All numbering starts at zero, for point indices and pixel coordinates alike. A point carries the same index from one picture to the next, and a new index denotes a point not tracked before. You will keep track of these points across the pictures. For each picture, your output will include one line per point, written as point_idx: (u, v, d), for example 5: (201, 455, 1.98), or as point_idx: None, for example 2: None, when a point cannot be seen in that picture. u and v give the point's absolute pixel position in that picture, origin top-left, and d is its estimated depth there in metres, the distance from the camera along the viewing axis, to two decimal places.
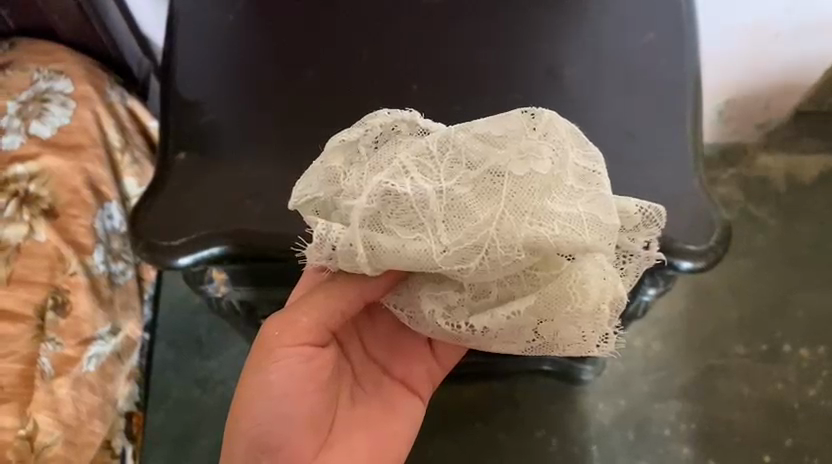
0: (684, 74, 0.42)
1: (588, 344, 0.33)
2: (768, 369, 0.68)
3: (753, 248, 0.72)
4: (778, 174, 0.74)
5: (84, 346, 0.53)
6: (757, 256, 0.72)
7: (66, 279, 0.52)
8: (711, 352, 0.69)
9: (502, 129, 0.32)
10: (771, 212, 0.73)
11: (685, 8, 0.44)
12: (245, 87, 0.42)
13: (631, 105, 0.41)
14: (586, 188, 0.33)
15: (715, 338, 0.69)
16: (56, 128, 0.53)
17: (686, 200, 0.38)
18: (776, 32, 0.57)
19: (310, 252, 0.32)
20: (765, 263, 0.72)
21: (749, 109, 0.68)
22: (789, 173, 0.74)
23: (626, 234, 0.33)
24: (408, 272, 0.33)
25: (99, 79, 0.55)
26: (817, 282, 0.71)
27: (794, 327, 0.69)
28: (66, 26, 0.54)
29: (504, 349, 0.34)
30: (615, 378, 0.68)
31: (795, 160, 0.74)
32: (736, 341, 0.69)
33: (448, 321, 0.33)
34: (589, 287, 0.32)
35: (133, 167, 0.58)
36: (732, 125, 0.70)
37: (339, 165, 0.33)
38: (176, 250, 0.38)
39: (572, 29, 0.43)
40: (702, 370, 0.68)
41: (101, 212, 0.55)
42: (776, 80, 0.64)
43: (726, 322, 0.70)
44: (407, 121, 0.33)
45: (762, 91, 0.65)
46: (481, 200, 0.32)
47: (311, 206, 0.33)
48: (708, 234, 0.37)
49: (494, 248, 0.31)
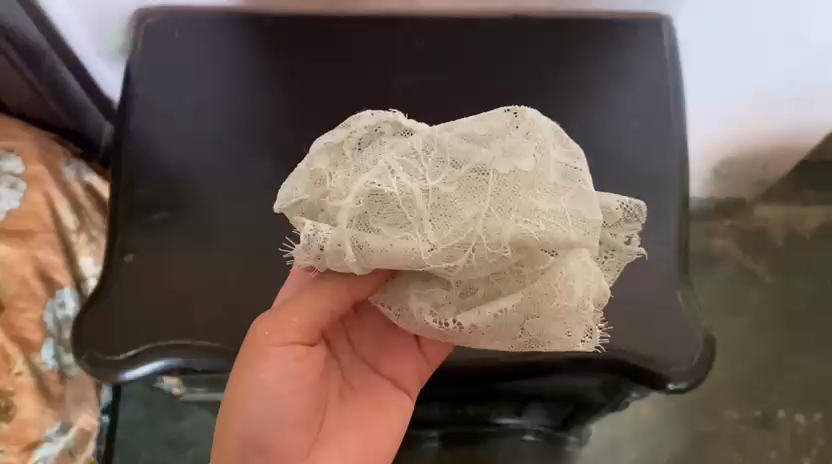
0: (670, 167, 0.49)
1: (573, 339, 0.34)
2: (763, 434, 0.78)
3: (748, 306, 0.83)
4: (775, 225, 0.86)
5: (29, 451, 0.57)
6: (749, 314, 0.83)
7: (12, 378, 0.55)
8: (703, 420, 0.78)
9: (486, 128, 0.33)
10: (769, 269, 0.84)
11: (673, 95, 0.51)
12: (230, 177, 0.48)
13: (627, 181, 0.48)
14: (569, 186, 0.34)
15: (710, 402, 0.79)
16: (5, 211, 0.55)
17: (673, 315, 0.44)
18: (773, 117, 0.65)
19: (298, 252, 0.32)
20: (758, 320, 0.82)
21: (748, 168, 0.75)
22: (788, 226, 0.86)
23: (608, 230, 0.35)
24: (396, 270, 0.32)
25: (55, 159, 0.59)
26: (814, 346, 0.81)
27: (786, 396, 0.79)
28: (19, 100, 0.60)
29: (491, 346, 0.34)
30: (604, 439, 0.77)
31: (798, 211, 0.86)
32: (730, 408, 0.79)
33: (436, 319, 0.33)
34: (574, 282, 0.33)
35: (90, 247, 0.61)
36: (726, 182, 0.79)
37: (325, 166, 0.33)
38: (121, 363, 0.43)
39: (587, 115, 0.50)
40: (692, 437, 0.77)
41: (52, 302, 0.58)
42: (777, 143, 0.70)
43: (722, 380, 0.80)
44: (392, 122, 0.34)
45: (763, 151, 0.71)
46: (467, 198, 0.32)
47: (298, 208, 0.32)
48: (692, 354, 0.43)
49: (481, 244, 0.31)
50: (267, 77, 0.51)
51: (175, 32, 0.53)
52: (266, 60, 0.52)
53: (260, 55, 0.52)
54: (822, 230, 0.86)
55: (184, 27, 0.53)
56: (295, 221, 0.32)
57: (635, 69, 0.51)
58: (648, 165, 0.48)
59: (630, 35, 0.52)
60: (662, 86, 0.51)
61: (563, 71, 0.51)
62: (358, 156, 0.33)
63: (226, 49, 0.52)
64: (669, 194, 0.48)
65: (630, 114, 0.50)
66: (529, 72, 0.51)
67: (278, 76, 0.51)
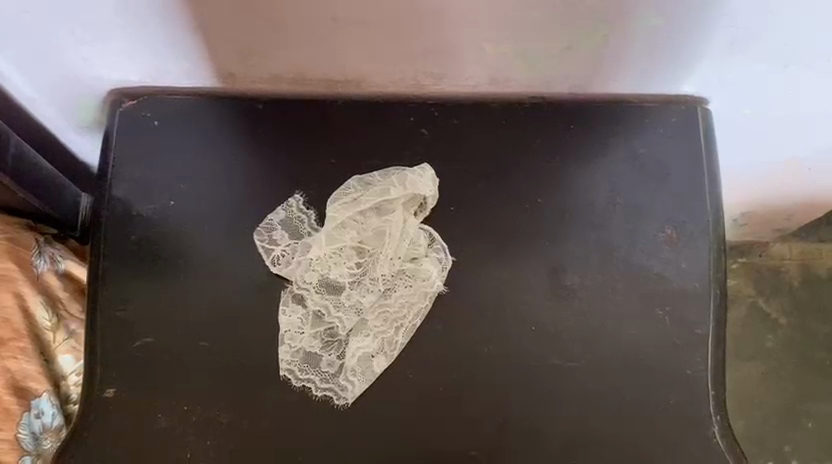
0: (667, 279, 0.65)
1: (282, 304, 0.63)
2: None
3: (776, 339, 1.13)
4: (791, 266, 1.15)
5: None
6: (779, 349, 1.13)
7: None
8: (769, 450, 1.09)
9: (432, 277, 0.64)
10: (788, 309, 1.14)
11: (713, 215, 0.66)
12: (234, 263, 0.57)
13: (619, 285, 0.64)
14: (368, 288, 0.64)
15: (753, 432, 1.10)
16: None
17: None
18: (800, 169, 0.83)
19: (355, 184, 0.66)
20: (782, 360, 1.12)
21: (767, 212, 0.97)
22: (812, 265, 1.14)
23: (389, 276, 0.64)
24: (329, 220, 0.65)
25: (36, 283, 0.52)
26: (824, 394, 1.10)
27: (804, 430, 1.09)
28: None
29: (288, 276, 0.64)
30: None
31: (814, 256, 1.14)
32: (784, 443, 1.09)
33: (274, 227, 0.65)
34: (344, 302, 0.64)
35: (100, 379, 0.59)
36: (748, 227, 1.05)
37: (394, 123, 0.68)
38: None
39: (589, 232, 0.65)
40: (763, 443, 1.09)
41: (28, 414, 0.71)
42: (794, 196, 0.92)
43: (774, 408, 1.11)
44: (413, 196, 0.65)
45: (757, 204, 0.94)
46: (384, 303, 0.63)
47: (354, 182, 0.66)
48: None
49: (343, 314, 0.63)
50: (306, 172, 0.67)
51: (154, 121, 0.68)
52: (305, 160, 0.67)
53: (269, 159, 0.67)
54: (805, 280, 1.14)
55: (161, 116, 0.69)
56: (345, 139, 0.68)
57: (621, 150, 0.67)
58: (626, 227, 0.66)
59: (614, 118, 0.68)
60: (703, 205, 0.66)
61: (534, 158, 0.67)
62: (410, 132, 0.68)
63: (201, 145, 0.68)
64: (653, 252, 0.65)
65: (611, 186, 0.66)
66: (608, 170, 0.67)
67: (324, 173, 0.67)
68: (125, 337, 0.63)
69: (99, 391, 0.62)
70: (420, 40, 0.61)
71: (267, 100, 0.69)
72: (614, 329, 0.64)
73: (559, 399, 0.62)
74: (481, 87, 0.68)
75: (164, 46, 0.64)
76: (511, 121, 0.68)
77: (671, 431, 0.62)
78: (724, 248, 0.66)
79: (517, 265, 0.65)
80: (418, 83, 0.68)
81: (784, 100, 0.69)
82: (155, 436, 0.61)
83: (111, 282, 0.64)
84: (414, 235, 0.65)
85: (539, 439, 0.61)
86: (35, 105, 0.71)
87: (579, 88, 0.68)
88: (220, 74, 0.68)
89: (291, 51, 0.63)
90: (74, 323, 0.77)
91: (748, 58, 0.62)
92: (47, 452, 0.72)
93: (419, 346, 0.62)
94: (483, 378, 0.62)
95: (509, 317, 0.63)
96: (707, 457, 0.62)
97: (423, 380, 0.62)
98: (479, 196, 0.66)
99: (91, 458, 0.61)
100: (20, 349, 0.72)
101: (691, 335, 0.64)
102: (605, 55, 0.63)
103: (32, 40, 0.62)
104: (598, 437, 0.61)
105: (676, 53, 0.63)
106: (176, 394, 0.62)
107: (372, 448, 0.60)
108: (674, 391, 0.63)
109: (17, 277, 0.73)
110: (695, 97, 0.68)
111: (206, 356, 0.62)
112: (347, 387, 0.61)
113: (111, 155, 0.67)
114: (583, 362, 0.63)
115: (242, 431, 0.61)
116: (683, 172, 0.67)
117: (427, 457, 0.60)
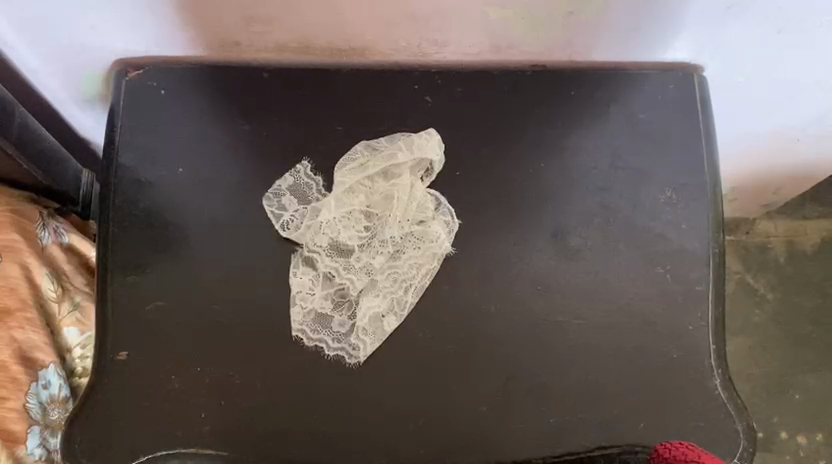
0: (667, 239, 0.67)
1: (292, 267, 0.64)
2: (767, 451, 1.10)
3: (764, 311, 1.16)
4: (772, 243, 1.19)
5: None
6: (768, 322, 1.15)
7: None
8: (759, 420, 1.11)
9: (439, 238, 0.65)
10: (773, 284, 1.17)
11: (710, 176, 0.68)
12: None
13: (621, 245, 0.66)
14: (379, 250, 0.65)
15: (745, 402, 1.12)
16: None
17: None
18: (787, 143, 0.86)
19: (362, 150, 0.67)
20: (770, 332, 1.15)
21: (754, 184, 1.00)
22: (792, 242, 1.19)
23: (398, 239, 0.65)
24: (337, 185, 0.66)
25: None
26: (810, 366, 1.13)
27: (791, 400, 1.12)
28: None
29: (297, 239, 0.65)
30: None
31: (792, 234, 1.19)
32: (772, 413, 1.11)
33: (282, 193, 0.66)
34: (354, 264, 0.65)
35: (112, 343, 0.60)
36: (737, 201, 1.08)
37: (398, 91, 0.69)
38: None
39: (591, 194, 0.67)
40: (755, 413, 1.11)
41: (35, 384, 0.71)
42: (780, 170, 0.95)
43: (764, 379, 1.13)
44: (419, 160, 0.67)
45: (744, 178, 0.97)
46: (394, 265, 0.64)
47: (363, 148, 0.67)
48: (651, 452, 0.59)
49: (354, 276, 0.64)
50: (313, 138, 0.68)
51: (160, 90, 0.69)
52: (311, 128, 0.68)
53: (276, 127, 0.68)
54: (786, 257, 1.18)
55: (168, 85, 0.69)
56: (351, 108, 0.69)
57: (619, 115, 0.69)
58: (626, 188, 0.68)
59: (610, 83, 0.70)
60: (699, 167, 0.69)
61: (535, 123, 0.69)
62: (414, 101, 0.69)
63: (208, 114, 0.69)
64: (653, 214, 0.67)
65: (613, 150, 0.68)
66: (606, 133, 0.69)
67: (331, 140, 0.68)
68: (136, 301, 0.64)
69: (111, 354, 0.62)
70: (426, 7, 0.62)
71: (272, 69, 0.70)
72: (616, 288, 0.65)
73: (564, 355, 0.63)
74: (482, 55, 0.69)
75: (171, 16, 0.64)
76: (512, 88, 0.70)
77: (673, 384, 0.64)
78: (721, 209, 0.68)
79: (522, 227, 0.66)
80: (421, 51, 0.69)
81: (776, 70, 0.71)
82: (169, 397, 0.61)
83: (121, 247, 0.65)
84: (421, 199, 0.66)
85: (546, 394, 0.62)
86: (38, 78, 0.71)
87: (579, 56, 0.70)
88: (225, 44, 0.68)
89: (297, 18, 0.64)
90: (79, 296, 0.78)
91: (745, 24, 0.64)
92: (54, 423, 0.73)
93: (427, 306, 0.64)
94: (490, 336, 0.63)
95: (515, 277, 0.65)
96: (709, 409, 0.63)
97: (431, 339, 0.63)
98: (483, 162, 0.68)
99: (106, 419, 0.61)
100: (26, 320, 0.71)
101: (690, 292, 0.66)
102: (607, 21, 0.64)
103: (40, 12, 0.61)
104: (603, 391, 0.63)
105: (675, 20, 0.64)
106: (189, 355, 0.62)
107: (383, 405, 0.61)
108: (675, 346, 0.64)
109: (24, 249, 0.73)
110: (691, 65, 0.71)
111: (218, 318, 0.63)
112: (358, 346, 0.62)
113: (117, 123, 0.68)
114: (587, 319, 0.64)
115: (256, 390, 0.61)
116: (682, 137, 0.69)
117: (438, 412, 0.62)
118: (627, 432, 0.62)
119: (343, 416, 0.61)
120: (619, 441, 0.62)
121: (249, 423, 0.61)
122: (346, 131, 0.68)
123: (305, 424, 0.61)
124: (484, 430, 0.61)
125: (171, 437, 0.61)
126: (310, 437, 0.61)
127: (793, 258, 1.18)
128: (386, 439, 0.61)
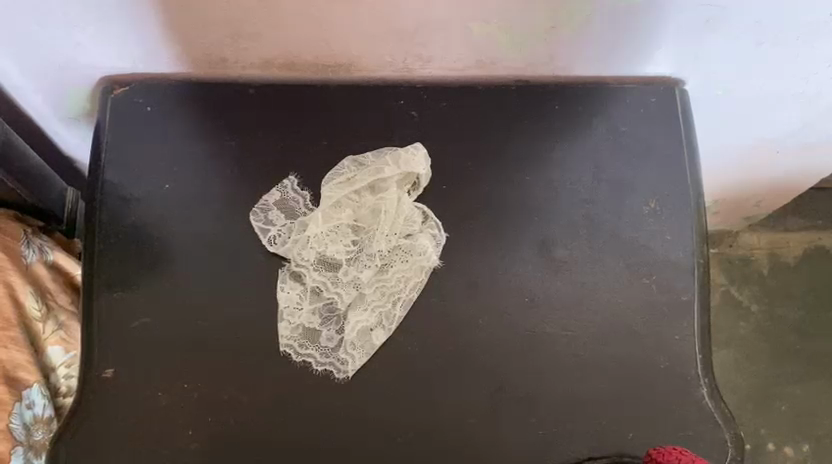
0: (652, 249, 0.67)
1: (280, 281, 0.64)
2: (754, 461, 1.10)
3: (749, 322, 1.17)
4: (756, 255, 1.20)
5: None
6: (753, 333, 1.16)
7: None
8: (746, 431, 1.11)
9: (426, 250, 0.65)
10: (758, 296, 1.19)
11: (693, 187, 0.69)
12: None
13: (607, 257, 0.67)
14: (366, 264, 0.65)
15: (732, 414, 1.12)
16: None
17: None
18: (768, 156, 0.87)
19: (350, 165, 0.67)
20: (756, 343, 1.16)
21: (737, 197, 1.01)
22: (776, 254, 1.20)
23: (386, 252, 0.66)
24: (324, 200, 0.66)
25: None
26: (795, 377, 1.14)
27: (777, 410, 1.12)
28: None
29: (284, 254, 0.65)
30: None
31: (775, 247, 1.20)
32: (758, 423, 1.12)
33: (268, 208, 0.66)
34: (342, 279, 0.65)
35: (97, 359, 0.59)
36: (721, 214, 1.09)
37: (384, 107, 0.70)
38: None
39: (576, 206, 0.68)
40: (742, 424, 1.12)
41: (20, 404, 0.70)
42: (762, 183, 0.96)
43: (751, 390, 1.13)
44: (406, 174, 0.67)
45: (727, 191, 0.99)
46: (381, 278, 0.65)
47: (350, 162, 0.67)
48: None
49: (342, 291, 0.65)
50: (299, 154, 0.68)
51: (146, 107, 0.69)
52: (298, 143, 0.68)
53: (262, 141, 0.68)
54: (770, 268, 1.20)
55: (154, 102, 0.69)
56: (338, 123, 0.69)
57: (603, 128, 0.70)
58: (611, 200, 0.68)
59: (594, 97, 0.71)
60: (683, 178, 0.69)
61: (520, 137, 0.69)
62: (401, 116, 0.70)
63: (194, 129, 0.69)
64: (638, 225, 0.68)
65: (597, 162, 0.69)
66: (590, 145, 0.70)
67: (318, 155, 0.68)
68: (122, 318, 0.63)
69: (97, 371, 0.62)
70: (413, 23, 0.62)
71: (258, 85, 0.70)
72: (603, 298, 0.66)
73: (551, 365, 0.64)
74: (467, 70, 0.70)
75: (158, 32, 0.64)
76: (497, 102, 0.70)
77: (662, 394, 0.64)
78: (705, 219, 0.69)
79: (509, 239, 0.67)
80: (407, 67, 0.69)
81: (755, 84, 0.72)
82: (156, 413, 0.61)
83: (107, 265, 0.65)
84: (409, 212, 0.66)
85: (535, 405, 0.63)
86: (24, 95, 0.71)
87: (563, 71, 0.71)
88: (211, 61, 0.69)
89: (284, 34, 0.64)
90: (64, 314, 0.77)
91: (726, 37, 0.65)
92: (38, 443, 0.72)
93: (416, 319, 0.64)
94: (478, 348, 0.64)
95: (503, 289, 0.65)
96: (697, 417, 0.64)
97: (419, 352, 0.63)
98: (470, 175, 0.68)
99: (92, 437, 0.61)
100: (11, 339, 0.71)
101: (676, 301, 0.66)
102: (591, 37, 0.65)
103: (27, 30, 0.62)
104: (592, 402, 0.63)
105: (657, 35, 0.65)
106: (176, 371, 0.62)
107: (373, 420, 0.61)
108: (663, 355, 0.65)
109: (7, 267, 0.72)
110: (673, 80, 0.72)
111: (204, 334, 0.63)
112: (347, 360, 0.62)
113: (103, 140, 0.68)
114: (574, 331, 0.65)
115: (243, 406, 0.61)
116: (665, 149, 0.70)
117: (427, 425, 0.61)
118: (615, 443, 0.62)
119: (332, 431, 0.61)
120: (607, 451, 0.62)
121: (235, 439, 0.60)
122: (333, 147, 0.68)
123: (292, 439, 0.60)
124: (474, 442, 0.61)
125: (158, 455, 0.60)
126: (299, 452, 0.60)
127: (776, 269, 1.20)
128: (376, 452, 0.61)
